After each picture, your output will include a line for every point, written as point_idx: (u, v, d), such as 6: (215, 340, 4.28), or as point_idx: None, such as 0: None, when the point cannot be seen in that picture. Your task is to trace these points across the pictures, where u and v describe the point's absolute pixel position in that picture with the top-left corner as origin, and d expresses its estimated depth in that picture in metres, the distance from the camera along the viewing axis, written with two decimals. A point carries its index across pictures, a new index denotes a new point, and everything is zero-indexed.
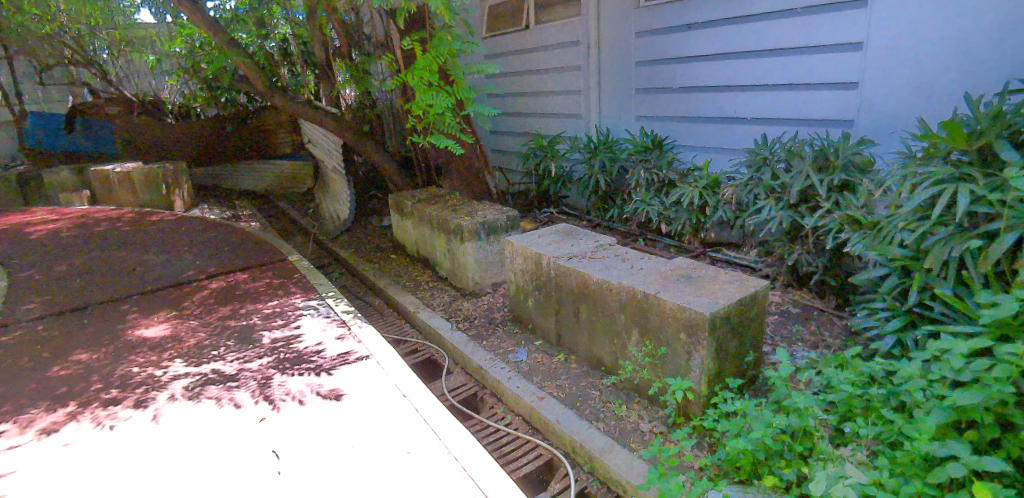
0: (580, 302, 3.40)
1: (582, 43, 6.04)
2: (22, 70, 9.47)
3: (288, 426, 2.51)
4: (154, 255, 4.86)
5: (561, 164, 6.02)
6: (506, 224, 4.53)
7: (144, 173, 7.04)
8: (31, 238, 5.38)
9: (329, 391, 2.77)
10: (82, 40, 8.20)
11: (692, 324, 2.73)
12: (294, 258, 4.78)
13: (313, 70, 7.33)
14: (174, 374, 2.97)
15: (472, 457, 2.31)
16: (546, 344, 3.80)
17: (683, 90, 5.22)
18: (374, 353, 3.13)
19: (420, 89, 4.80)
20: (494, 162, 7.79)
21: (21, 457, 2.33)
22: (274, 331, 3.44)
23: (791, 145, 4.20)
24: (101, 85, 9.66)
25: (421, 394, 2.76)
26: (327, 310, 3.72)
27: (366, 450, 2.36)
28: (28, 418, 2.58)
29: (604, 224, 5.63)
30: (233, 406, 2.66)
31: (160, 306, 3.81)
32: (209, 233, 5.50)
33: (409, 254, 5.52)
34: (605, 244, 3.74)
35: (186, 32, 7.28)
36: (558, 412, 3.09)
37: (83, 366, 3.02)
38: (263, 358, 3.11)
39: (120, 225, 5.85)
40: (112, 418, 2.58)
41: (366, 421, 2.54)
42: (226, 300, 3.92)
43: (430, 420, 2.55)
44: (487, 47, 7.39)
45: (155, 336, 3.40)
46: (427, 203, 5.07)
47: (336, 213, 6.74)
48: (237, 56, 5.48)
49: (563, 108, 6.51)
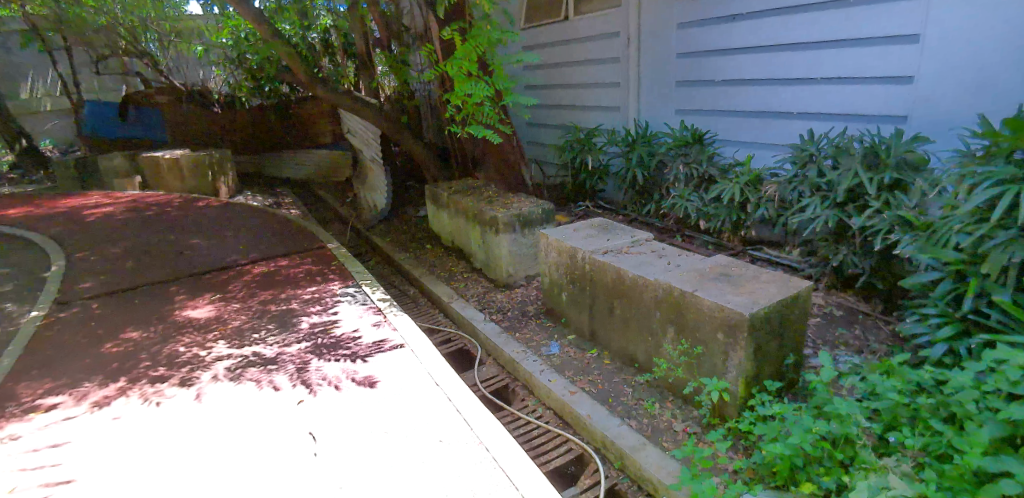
0: (615, 298, 3.35)
1: (621, 35, 5.93)
2: (81, 60, 10.05)
3: (325, 410, 2.57)
4: (199, 240, 5.05)
5: (598, 158, 5.91)
6: (542, 216, 4.51)
7: (190, 160, 7.26)
8: (88, 222, 5.72)
9: (363, 378, 2.81)
10: (135, 32, 8.58)
11: (730, 324, 2.67)
12: (335, 245, 4.86)
13: (353, 61, 7.41)
14: (217, 355, 3.07)
15: (504, 448, 2.30)
16: (579, 339, 3.77)
17: (725, 84, 5.08)
18: (408, 342, 3.17)
19: (458, 80, 4.75)
20: (530, 155, 7.74)
21: (75, 428, 2.48)
22: (313, 316, 3.52)
23: (839, 142, 4.04)
24: (152, 75, 10.09)
25: (454, 383, 2.78)
26: (364, 298, 3.77)
27: (399, 436, 2.39)
28: (83, 392, 2.76)
29: (640, 219, 5.53)
30: (272, 388, 2.74)
31: (205, 288, 3.96)
32: (251, 219, 5.66)
33: (444, 244, 5.55)
34: (642, 240, 3.68)
35: (233, 23, 7.50)
36: (589, 407, 3.07)
37: (134, 344, 3.20)
38: (301, 343, 3.19)
39: (169, 209, 6.12)
40: (159, 395, 2.71)
41: (398, 408, 2.57)
42: (267, 285, 4.02)
43: (462, 409, 2.57)
44: (524, 39, 7.34)
45: (201, 317, 3.54)
46: (463, 194, 5.08)
47: (373, 202, 6.80)
48: (279, 47, 5.59)
49: (601, 101, 6.41)
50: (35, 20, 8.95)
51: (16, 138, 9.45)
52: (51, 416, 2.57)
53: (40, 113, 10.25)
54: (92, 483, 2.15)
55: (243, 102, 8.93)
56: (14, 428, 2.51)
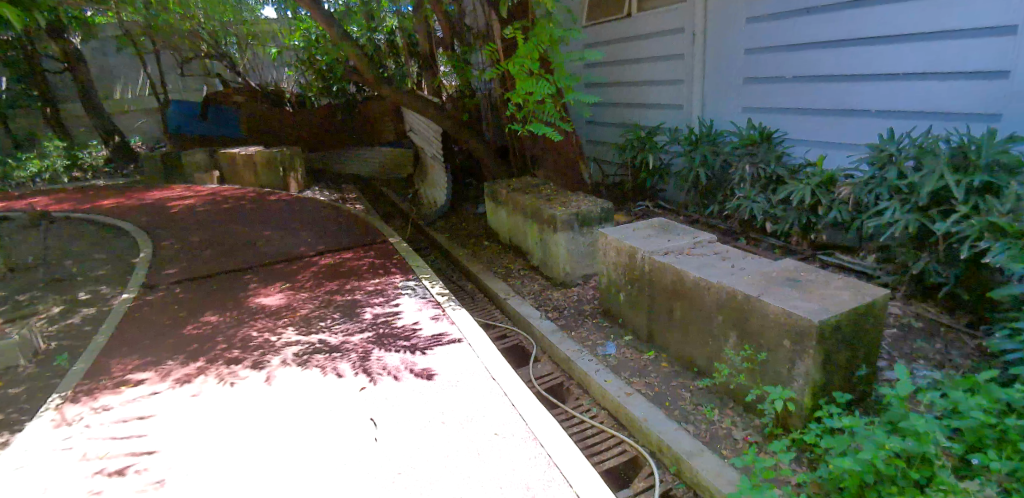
0: (675, 299, 3.28)
1: (686, 31, 5.79)
2: (167, 62, 10.84)
3: (385, 398, 2.66)
4: (270, 231, 5.33)
5: (659, 157, 5.79)
6: (601, 215, 4.47)
7: (263, 156, 7.67)
8: (172, 213, 6.17)
9: (422, 370, 2.88)
10: (215, 36, 9.15)
11: (798, 332, 2.55)
12: (396, 239, 5.00)
13: (417, 60, 7.60)
14: (286, 340, 3.23)
15: (558, 445, 2.31)
16: (636, 340, 3.71)
17: (797, 80, 4.86)
18: (466, 336, 3.22)
19: (519, 78, 4.79)
20: (588, 153, 7.68)
21: (159, 403, 2.69)
22: (375, 307, 3.65)
23: (922, 141, 3.78)
24: (231, 76, 10.73)
25: (510, 378, 2.80)
26: (423, 291, 3.87)
27: (456, 427, 2.43)
28: (167, 369, 3.00)
29: (702, 220, 5.39)
30: (336, 375, 2.86)
31: (276, 277, 4.19)
32: (318, 213, 5.92)
33: (501, 241, 5.60)
34: (704, 241, 3.58)
35: (304, 26, 7.88)
36: (645, 410, 3.02)
37: (212, 327, 3.43)
38: (364, 333, 3.31)
39: (244, 202, 6.50)
40: (233, 376, 2.88)
41: (455, 400, 2.62)
42: (333, 276, 4.19)
43: (517, 404, 2.59)
44: (585, 36, 7.29)
45: (272, 304, 3.74)
46: (521, 192, 5.10)
47: (433, 198, 6.91)
48: (347, 48, 5.81)
49: (663, 99, 6.27)
50: (130, 26, 9.71)
51: (111, 135, 10.28)
52: (138, 391, 2.80)
53: (131, 112, 11.10)
54: (172, 454, 2.33)
55: (313, 101, 9.30)
56: (107, 399, 2.76)
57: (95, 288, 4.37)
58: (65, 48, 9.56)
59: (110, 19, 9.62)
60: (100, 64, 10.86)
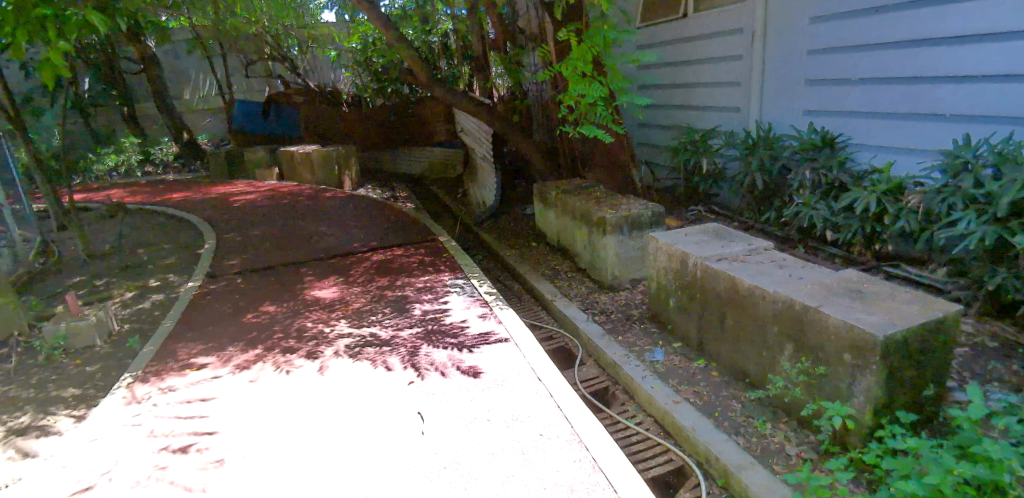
0: (728, 307, 3.19)
1: (745, 32, 5.63)
2: (233, 64, 11.43)
3: (432, 393, 2.70)
4: (325, 227, 5.51)
5: (714, 161, 5.65)
6: (651, 219, 4.40)
7: (320, 154, 7.94)
8: (235, 207, 6.49)
9: (468, 367, 2.91)
10: (278, 39, 9.57)
11: (858, 346, 2.43)
12: (446, 238, 5.07)
13: (469, 63, 7.71)
14: (339, 332, 3.34)
15: (603, 448, 2.28)
16: (685, 348, 3.63)
17: (863, 82, 4.63)
18: (513, 336, 3.23)
19: (572, 80, 4.77)
20: (640, 156, 7.57)
21: (221, 387, 2.83)
22: (425, 303, 3.72)
23: (1002, 148, 3.52)
24: (292, 77, 11.20)
25: (556, 379, 2.79)
26: (471, 290, 3.91)
27: (500, 426, 2.45)
28: (228, 355, 3.15)
29: (757, 227, 5.22)
30: (385, 368, 2.93)
31: (330, 271, 4.33)
32: (369, 210, 6.08)
33: (549, 243, 5.59)
34: (760, 249, 3.47)
35: (363, 29, 8.29)
36: (693, 419, 2.94)
37: (270, 317, 3.59)
38: (413, 328, 3.38)
39: (301, 198, 6.76)
40: (289, 365, 3.00)
41: (501, 399, 2.64)
42: (384, 272, 4.30)
43: (562, 406, 2.57)
44: (640, 38, 7.20)
45: (326, 297, 3.87)
46: (571, 194, 5.08)
47: (482, 198, 6.96)
48: (403, 50, 5.95)
49: (718, 101, 6.11)
50: (201, 30, 10.27)
51: (181, 132, 10.89)
52: (202, 374, 2.96)
53: (200, 110, 11.72)
54: (231, 435, 2.44)
55: (368, 102, 9.42)
56: (174, 381, 2.93)
57: (163, 276, 4.64)
58: (142, 51, 10.20)
59: (183, 23, 10.20)
60: (173, 65, 11.52)
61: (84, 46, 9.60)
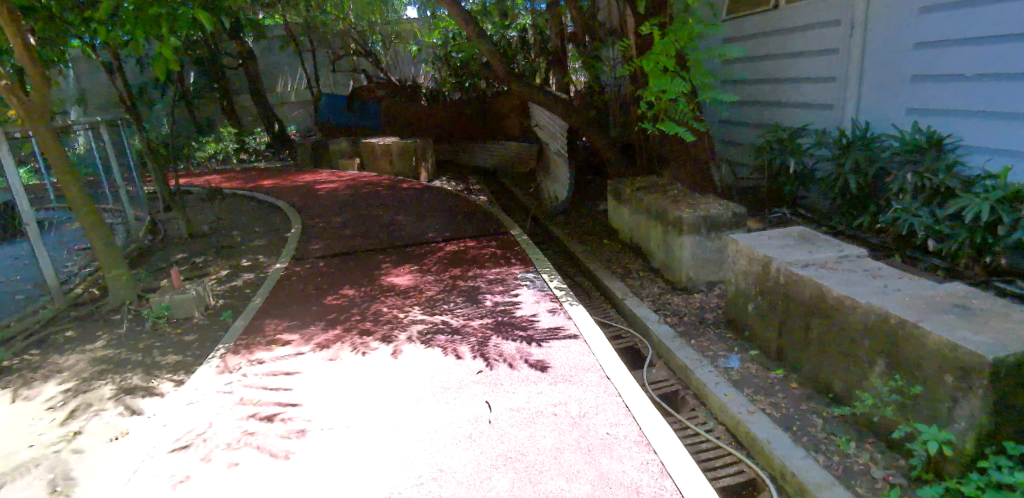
0: (812, 315, 3.01)
1: (843, 23, 5.25)
2: (322, 59, 12.06)
3: (500, 384, 2.74)
4: (401, 216, 5.70)
5: (802, 161, 5.33)
6: (731, 220, 4.22)
7: (398, 146, 8.22)
8: (319, 195, 6.86)
9: (536, 361, 2.93)
10: (363, 35, 9.98)
11: (962, 368, 2.22)
12: (517, 231, 5.11)
13: (547, 58, 7.71)
14: (412, 318, 3.46)
15: (672, 453, 2.21)
16: (762, 356, 3.47)
17: (977, 78, 4.19)
18: (582, 333, 3.21)
19: (653, 75, 4.66)
20: (721, 154, 7.28)
21: (303, 363, 3.01)
22: (495, 295, 3.77)
23: None
24: (375, 72, 11.65)
25: (625, 379, 2.75)
26: (541, 284, 3.92)
27: (567, 421, 2.44)
28: (310, 334, 3.34)
29: (848, 232, 4.88)
30: (455, 356, 3.00)
31: (406, 259, 4.48)
32: (444, 202, 6.23)
33: (621, 240, 5.50)
34: (852, 256, 3.24)
35: (443, 25, 8.58)
36: (769, 431, 2.80)
37: (349, 300, 3.77)
38: (484, 319, 3.44)
39: (379, 188, 7.03)
40: (366, 347, 3.14)
41: (568, 395, 2.63)
42: (457, 263, 4.39)
43: (631, 406, 2.53)
44: (726, 31, 6.90)
45: (401, 283, 4.01)
46: (646, 191, 4.98)
47: (554, 193, 6.95)
48: (482, 45, 6.04)
49: (810, 98, 5.76)
50: (294, 27, 10.89)
51: (272, 123, 11.60)
52: (286, 350, 3.16)
53: (290, 103, 12.45)
54: (311, 409, 2.59)
55: (446, 96, 9.58)
56: (261, 354, 3.15)
57: (254, 256, 4.97)
58: (242, 47, 10.96)
59: (278, 21, 10.86)
60: (267, 61, 12.29)
61: (192, 43, 10.44)
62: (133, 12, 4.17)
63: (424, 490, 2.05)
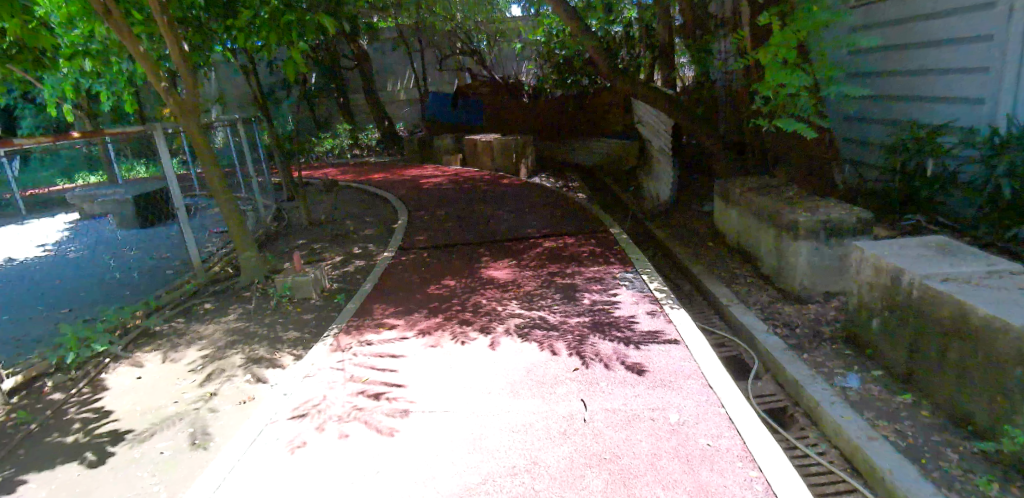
0: (950, 336, 2.68)
1: (1000, 5, 4.54)
2: (430, 58, 12.60)
3: (596, 383, 2.72)
4: (501, 211, 5.83)
5: (942, 163, 4.76)
6: (855, 227, 3.87)
7: (500, 142, 8.39)
8: (425, 188, 7.19)
9: (634, 363, 2.87)
10: (469, 34, 10.28)
11: None
12: (617, 230, 5.03)
13: (653, 52, 7.50)
14: (511, 312, 3.53)
15: (779, 472, 2.07)
16: (887, 378, 3.15)
17: None
18: (683, 338, 3.10)
19: (770, 68, 4.36)
20: (844, 154, 6.70)
21: (408, 347, 3.18)
22: (593, 293, 3.75)
23: None
24: (478, 69, 11.97)
25: (729, 389, 2.62)
26: (641, 285, 3.84)
27: (665, 428, 2.37)
28: (414, 320, 3.52)
29: (998, 245, 4.28)
30: (551, 352, 3.02)
31: (505, 253, 4.58)
32: (543, 198, 6.27)
33: (727, 244, 5.25)
34: (1003, 272, 2.84)
35: (547, 22, 8.61)
36: (892, 462, 2.53)
37: (451, 290, 3.93)
38: (581, 317, 3.43)
39: (480, 183, 7.23)
40: (465, 336, 3.25)
41: (667, 402, 2.55)
42: (555, 259, 4.42)
43: (734, 418, 2.40)
44: (856, 18, 6.27)
45: (500, 277, 4.11)
46: (757, 192, 4.70)
47: (656, 192, 6.75)
48: (587, 40, 6.00)
49: (955, 91, 5.09)
50: (405, 28, 11.46)
51: (382, 120, 12.31)
52: (392, 334, 3.36)
53: (399, 101, 13.13)
54: (414, 391, 2.74)
55: (547, 93, 9.65)
56: (370, 336, 3.37)
57: (365, 245, 5.32)
58: (358, 49, 11.72)
59: (391, 23, 11.47)
60: (380, 62, 13.04)
61: (315, 46, 11.33)
62: (268, 19, 4.60)
63: (519, 481, 2.09)
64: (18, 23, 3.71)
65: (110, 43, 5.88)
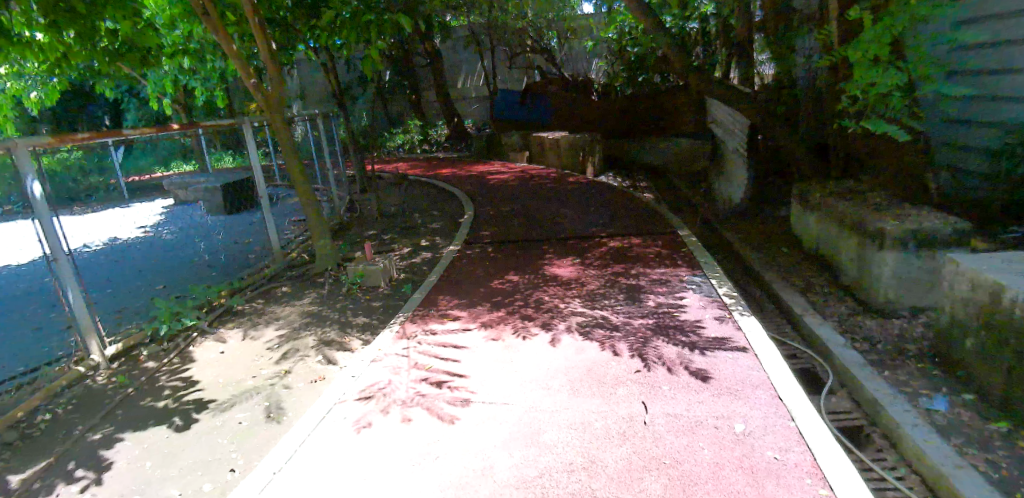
0: None
1: None
2: (501, 56, 12.75)
3: (658, 387, 2.67)
4: (567, 209, 5.83)
5: None
6: (950, 237, 3.57)
7: (567, 140, 8.37)
8: (491, 184, 7.30)
9: (698, 370, 2.80)
10: (540, 32, 10.32)
11: None
12: (685, 233, 4.90)
13: (730, 50, 7.23)
14: (573, 310, 3.53)
15: (851, 491, 1.94)
16: (982, 403, 2.88)
17: None
18: (752, 347, 2.99)
19: (859, 66, 4.09)
20: None
21: (470, 339, 3.25)
22: (658, 296, 3.68)
23: None
24: (549, 67, 12.00)
25: (800, 402, 2.49)
26: (709, 290, 3.73)
27: (729, 437, 2.30)
28: (478, 313, 3.59)
29: None
30: (612, 352, 3.00)
31: (569, 251, 4.58)
32: (609, 197, 6.21)
33: (804, 251, 4.99)
34: None
35: (620, 19, 8.50)
36: (979, 492, 2.28)
37: (514, 285, 3.98)
38: (645, 319, 3.38)
39: (546, 181, 7.25)
40: (527, 332, 3.28)
41: (732, 411, 2.47)
42: (620, 259, 4.37)
43: (804, 432, 2.28)
44: None
45: (563, 274, 4.12)
46: (839, 198, 4.44)
47: (728, 194, 6.52)
48: (661, 38, 5.88)
49: None
50: (478, 27, 11.66)
51: (453, 117, 12.58)
52: (456, 325, 3.44)
53: (470, 98, 13.38)
54: (476, 382, 2.80)
55: (618, 91, 9.55)
56: (435, 326, 3.47)
57: (431, 237, 5.46)
58: (432, 47, 12.04)
59: (464, 22, 11.70)
60: (452, 60, 13.31)
61: (392, 44, 11.74)
62: (349, 19, 4.82)
63: (576, 477, 2.09)
64: (131, 25, 4.09)
65: (207, 42, 6.35)
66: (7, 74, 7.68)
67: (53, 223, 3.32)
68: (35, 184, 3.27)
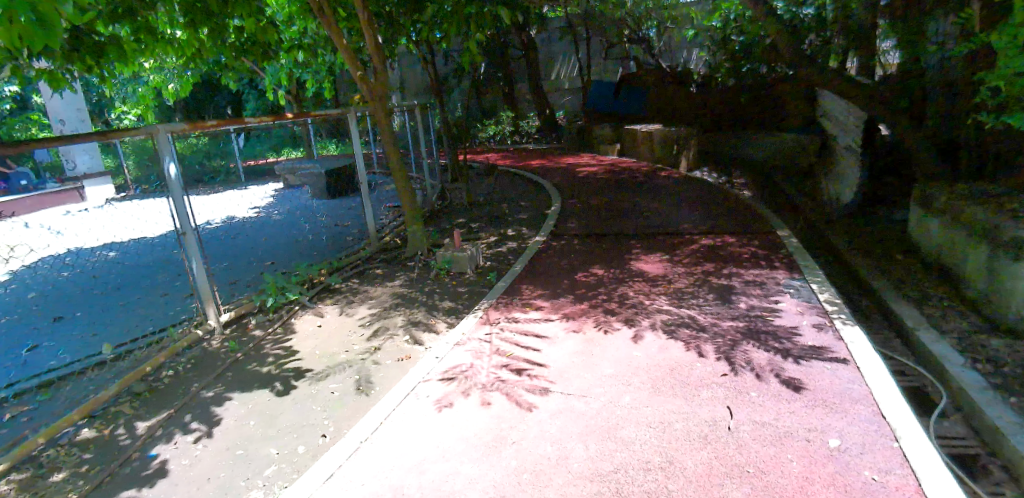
0: None
1: None
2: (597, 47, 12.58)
3: (745, 393, 2.56)
4: (656, 204, 5.68)
5: None
6: None
7: (661, 133, 8.13)
8: (580, 177, 7.26)
9: (791, 378, 2.65)
10: (638, 21, 10.07)
11: None
12: (785, 233, 4.61)
13: (849, 37, 6.66)
14: (658, 307, 3.46)
15: None
16: None
17: None
18: (855, 359, 2.77)
19: (1005, 53, 3.61)
20: None
21: (552, 329, 3.28)
22: (751, 298, 3.51)
23: None
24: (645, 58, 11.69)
25: (907, 422, 2.28)
26: (808, 295, 3.50)
27: (821, 452, 2.15)
28: (560, 304, 3.61)
29: None
30: (698, 353, 2.91)
31: (658, 247, 4.47)
32: (702, 194, 5.96)
33: (922, 259, 4.54)
34: None
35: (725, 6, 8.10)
36: None
37: (599, 279, 3.95)
38: (735, 321, 3.24)
39: (636, 174, 7.10)
40: (609, 326, 3.26)
41: (826, 425, 2.31)
42: (711, 257, 4.20)
43: (909, 455, 2.09)
44: None
45: (650, 271, 4.04)
46: (969, 202, 3.98)
47: (836, 194, 6.03)
48: (770, 25, 5.52)
49: None
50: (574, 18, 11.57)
51: (544, 108, 12.62)
52: (537, 315, 3.49)
53: (562, 89, 13.34)
54: (555, 372, 2.83)
55: (720, 82, 9.19)
56: (517, 314, 3.54)
57: (519, 228, 5.54)
58: (527, 39, 12.12)
59: (560, 13, 11.66)
60: (547, 51, 13.31)
61: (488, 36, 11.95)
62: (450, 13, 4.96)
63: (652, 477, 2.06)
64: (254, 21, 4.44)
65: (320, 37, 6.79)
66: (151, 68, 8.63)
67: (183, 201, 3.72)
68: (171, 166, 3.66)
